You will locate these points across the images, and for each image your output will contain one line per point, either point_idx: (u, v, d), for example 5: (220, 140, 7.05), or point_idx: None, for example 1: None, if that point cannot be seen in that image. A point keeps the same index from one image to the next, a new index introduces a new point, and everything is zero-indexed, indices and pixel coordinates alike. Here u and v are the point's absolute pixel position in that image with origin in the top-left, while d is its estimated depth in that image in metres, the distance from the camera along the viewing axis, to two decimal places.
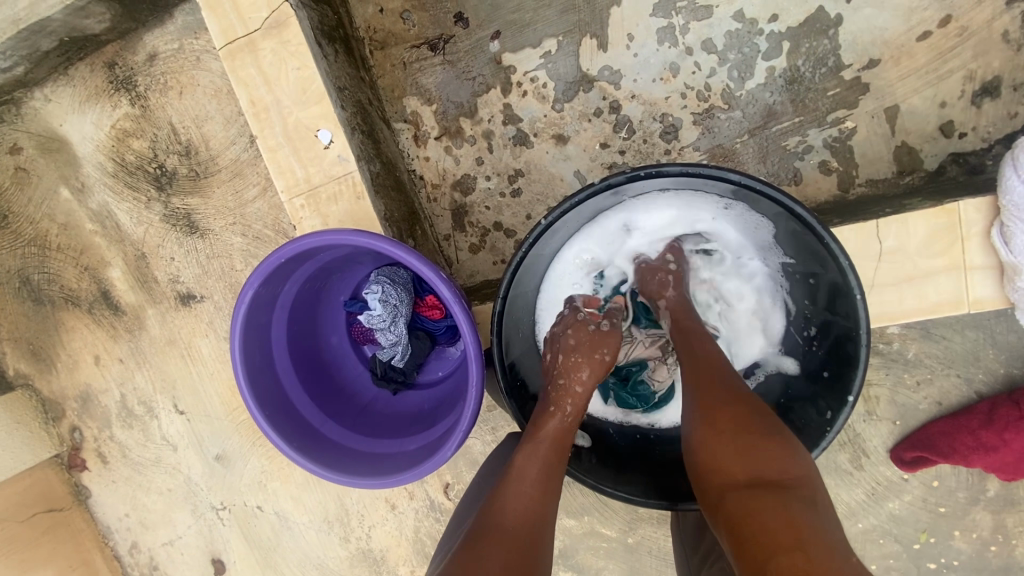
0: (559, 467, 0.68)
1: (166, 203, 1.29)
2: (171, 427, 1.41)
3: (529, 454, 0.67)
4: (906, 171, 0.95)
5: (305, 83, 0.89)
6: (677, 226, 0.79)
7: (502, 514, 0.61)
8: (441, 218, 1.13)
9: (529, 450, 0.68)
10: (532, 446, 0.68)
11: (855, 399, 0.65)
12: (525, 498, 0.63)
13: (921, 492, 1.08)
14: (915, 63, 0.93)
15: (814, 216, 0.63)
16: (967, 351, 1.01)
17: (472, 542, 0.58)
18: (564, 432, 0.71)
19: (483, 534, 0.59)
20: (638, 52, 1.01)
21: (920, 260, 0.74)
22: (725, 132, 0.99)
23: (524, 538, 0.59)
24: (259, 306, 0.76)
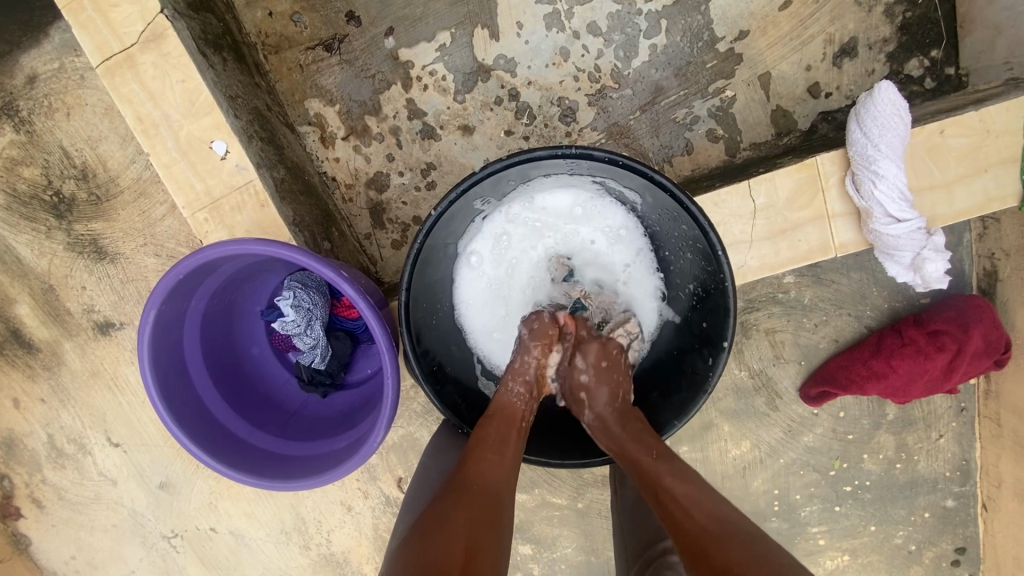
0: (517, 440, 0.74)
1: (69, 231, 1.23)
2: (107, 461, 1.36)
3: (488, 427, 0.73)
4: (784, 132, 1.03)
5: (192, 95, 0.87)
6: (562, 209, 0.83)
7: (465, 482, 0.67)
8: (359, 218, 1.14)
9: (487, 424, 0.74)
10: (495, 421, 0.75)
11: (729, 344, 0.72)
12: (493, 468, 0.69)
13: (830, 424, 1.19)
14: (780, 31, 1.01)
15: (673, 183, 0.70)
16: (855, 291, 1.11)
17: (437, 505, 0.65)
18: (515, 407, 0.77)
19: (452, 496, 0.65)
20: (529, 39, 1.04)
21: (789, 214, 0.81)
22: (619, 110, 1.04)
23: (488, 501, 0.65)
24: (166, 325, 0.76)
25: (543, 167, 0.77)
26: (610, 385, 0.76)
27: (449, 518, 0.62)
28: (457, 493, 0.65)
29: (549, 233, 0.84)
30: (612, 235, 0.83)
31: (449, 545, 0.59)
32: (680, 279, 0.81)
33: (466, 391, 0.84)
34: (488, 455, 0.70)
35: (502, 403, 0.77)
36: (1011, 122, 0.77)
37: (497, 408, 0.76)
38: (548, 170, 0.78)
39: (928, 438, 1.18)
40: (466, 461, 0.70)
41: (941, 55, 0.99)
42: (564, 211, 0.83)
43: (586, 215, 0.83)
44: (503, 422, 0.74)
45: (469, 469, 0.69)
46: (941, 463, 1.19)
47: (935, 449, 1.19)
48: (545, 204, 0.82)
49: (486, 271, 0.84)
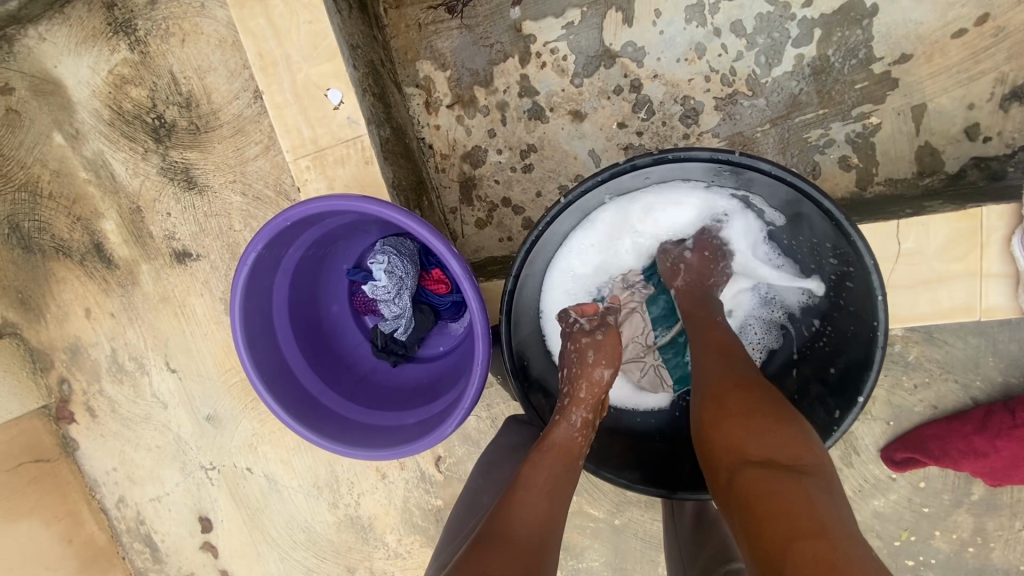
0: (566, 484, 0.68)
1: (164, 156, 1.25)
2: (162, 384, 1.39)
3: (536, 466, 0.67)
4: (927, 172, 0.94)
5: (316, 38, 0.85)
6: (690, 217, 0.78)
7: (505, 524, 0.61)
8: (448, 190, 1.10)
9: (540, 460, 0.68)
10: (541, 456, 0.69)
11: (865, 400, 0.65)
12: (536, 517, 0.62)
13: (906, 492, 1.09)
14: (948, 60, 0.90)
15: (842, 213, 0.62)
16: (968, 357, 1.01)
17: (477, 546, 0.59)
18: (572, 444, 0.71)
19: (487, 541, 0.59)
20: (664, 30, 0.97)
21: (937, 264, 0.73)
22: (747, 120, 0.97)
23: (527, 553, 0.59)
24: (261, 270, 0.74)
25: (687, 169, 0.71)
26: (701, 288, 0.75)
27: (482, 564, 0.56)
28: (494, 539, 0.59)
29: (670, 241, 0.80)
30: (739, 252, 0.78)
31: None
32: (808, 310, 0.76)
33: (548, 392, 0.80)
34: (532, 500, 0.64)
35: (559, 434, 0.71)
36: None
37: (551, 444, 0.70)
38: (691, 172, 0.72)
39: (1014, 528, 1.08)
40: (508, 501, 0.64)
41: None
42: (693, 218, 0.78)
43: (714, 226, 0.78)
44: (559, 459, 0.69)
45: (510, 512, 0.62)
46: (1023, 558, 1.09)
47: (1020, 542, 1.08)
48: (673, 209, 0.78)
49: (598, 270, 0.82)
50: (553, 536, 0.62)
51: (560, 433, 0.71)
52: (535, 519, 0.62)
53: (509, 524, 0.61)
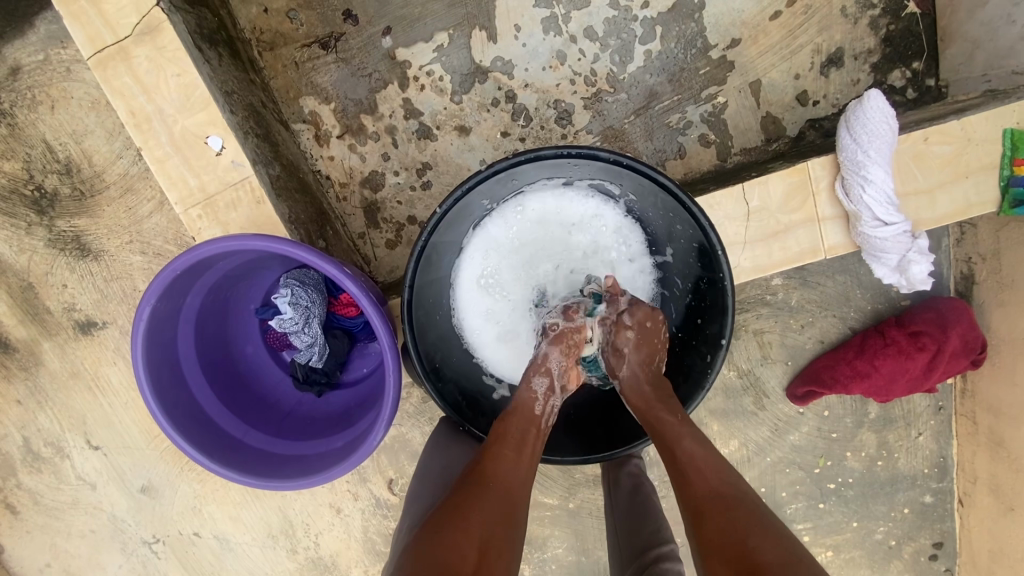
0: (535, 439, 0.75)
1: (50, 227, 1.20)
2: (87, 464, 1.32)
3: (506, 424, 0.74)
4: (773, 138, 1.06)
5: (187, 90, 0.86)
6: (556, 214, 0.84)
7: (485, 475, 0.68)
8: (353, 217, 1.13)
9: (508, 422, 0.75)
10: (512, 418, 0.75)
11: (728, 341, 0.75)
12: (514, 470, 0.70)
13: (814, 422, 1.22)
14: (770, 40, 1.04)
15: (674, 184, 0.73)
16: (840, 293, 1.15)
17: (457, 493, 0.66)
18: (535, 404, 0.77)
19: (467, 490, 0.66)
20: (526, 42, 1.05)
21: (782, 216, 0.84)
22: (614, 114, 1.06)
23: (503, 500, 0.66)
24: (161, 322, 0.74)
25: (542, 169, 0.79)
26: (648, 348, 0.78)
27: (464, 509, 0.63)
28: (473, 487, 0.66)
29: (542, 241, 0.85)
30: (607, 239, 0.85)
31: (465, 537, 0.60)
32: (671, 277, 0.84)
33: (468, 389, 0.85)
34: (504, 453, 0.71)
35: (525, 397, 0.77)
36: (990, 131, 0.80)
37: (517, 406, 0.77)
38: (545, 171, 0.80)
39: (907, 436, 1.22)
40: (483, 456, 0.71)
41: (923, 66, 1.03)
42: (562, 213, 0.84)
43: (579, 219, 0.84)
44: (523, 420, 0.75)
45: (486, 465, 0.70)
46: (920, 460, 1.23)
47: (915, 447, 1.23)
48: (539, 210, 0.84)
49: (484, 281, 0.85)
50: (526, 482, 0.70)
51: (527, 395, 0.77)
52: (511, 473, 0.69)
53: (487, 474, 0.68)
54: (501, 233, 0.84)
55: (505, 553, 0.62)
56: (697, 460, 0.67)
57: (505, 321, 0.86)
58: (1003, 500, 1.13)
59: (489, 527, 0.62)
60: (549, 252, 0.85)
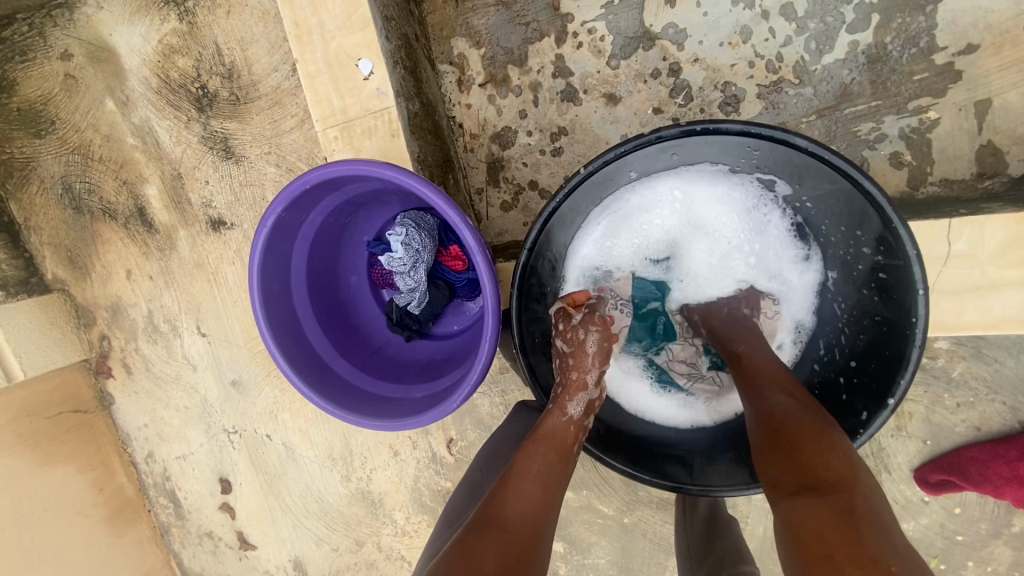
0: (561, 472, 0.66)
1: (205, 125, 1.28)
2: (193, 347, 1.44)
3: (527, 456, 0.66)
4: (988, 174, 0.86)
5: (351, 8, 0.85)
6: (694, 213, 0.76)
7: (500, 518, 0.59)
8: (476, 170, 1.09)
9: (530, 451, 0.66)
10: (532, 445, 0.67)
11: (897, 403, 0.63)
12: (535, 506, 0.61)
13: (939, 517, 1.02)
14: (1021, 52, 0.83)
15: (886, 196, 0.60)
16: (1021, 378, 0.94)
17: (467, 535, 0.58)
18: (565, 433, 0.69)
19: (480, 527, 0.58)
20: (709, 11, 0.93)
21: (990, 270, 0.67)
22: (791, 110, 0.91)
23: (519, 543, 0.57)
24: (280, 233, 0.75)
25: (704, 149, 0.70)
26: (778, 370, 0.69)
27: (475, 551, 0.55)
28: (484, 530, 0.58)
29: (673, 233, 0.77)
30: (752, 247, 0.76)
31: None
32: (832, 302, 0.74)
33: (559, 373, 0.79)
34: (526, 488, 0.62)
35: (557, 424, 0.69)
36: None
37: (541, 435, 0.68)
38: (700, 155, 0.71)
39: None
40: (498, 491, 0.63)
41: None
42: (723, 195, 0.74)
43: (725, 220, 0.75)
44: (548, 450, 0.66)
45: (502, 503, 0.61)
46: None
47: None
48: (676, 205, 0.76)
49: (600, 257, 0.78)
50: (550, 521, 0.62)
51: (560, 420, 0.69)
52: (527, 512, 0.60)
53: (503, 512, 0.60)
54: (648, 203, 0.75)
55: None
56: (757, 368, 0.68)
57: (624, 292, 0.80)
58: None
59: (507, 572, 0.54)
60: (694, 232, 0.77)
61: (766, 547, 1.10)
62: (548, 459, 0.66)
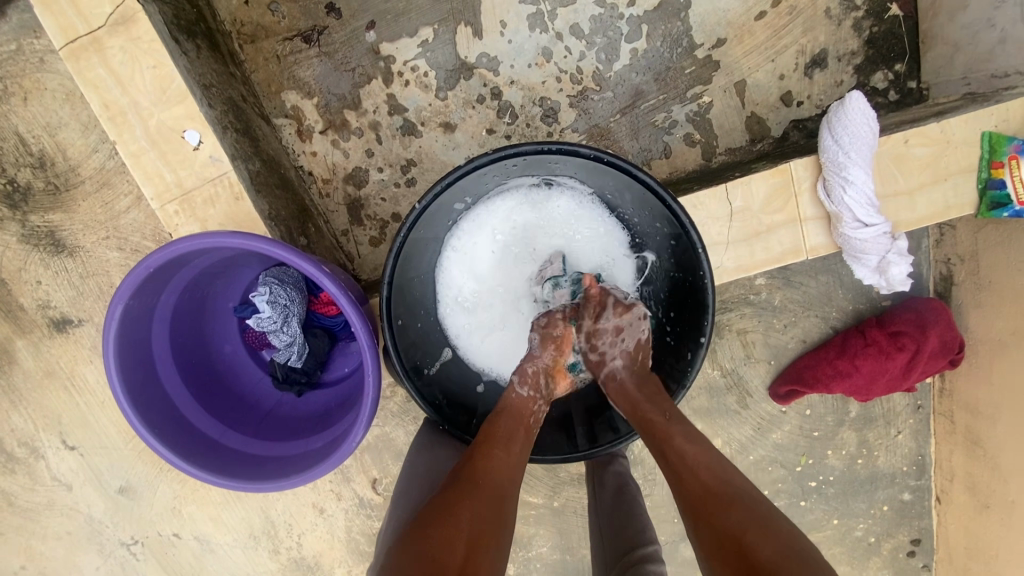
0: (525, 437, 0.75)
1: (24, 222, 1.17)
2: (62, 465, 1.29)
3: (495, 421, 0.75)
4: (758, 139, 1.07)
5: (163, 82, 0.84)
6: (493, 238, 0.84)
7: (475, 472, 0.68)
8: (336, 214, 1.12)
9: (498, 419, 0.75)
10: (499, 415, 0.76)
11: (707, 340, 0.75)
12: (508, 470, 0.70)
13: (796, 421, 1.22)
14: (755, 41, 1.04)
15: (655, 181, 0.73)
16: (822, 293, 1.16)
17: (448, 492, 0.65)
18: (525, 407, 0.77)
19: (462, 488, 0.66)
20: (512, 38, 1.04)
21: (763, 217, 0.84)
22: (600, 112, 1.06)
23: (494, 491, 0.66)
24: (132, 319, 0.72)
25: (505, 169, 0.79)
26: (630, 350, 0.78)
27: (454, 509, 0.63)
28: (463, 483, 0.66)
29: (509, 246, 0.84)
30: (560, 248, 0.84)
31: (458, 533, 0.60)
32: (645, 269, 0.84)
33: (446, 386, 0.84)
34: (498, 450, 0.71)
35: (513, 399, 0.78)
36: (969, 133, 0.81)
37: (506, 409, 0.77)
38: (504, 173, 0.79)
39: (887, 434, 1.23)
40: (474, 454, 0.71)
41: (904, 68, 1.03)
42: (541, 203, 0.83)
43: (525, 235, 0.84)
44: (512, 420, 0.75)
45: (478, 463, 0.69)
46: (899, 458, 1.24)
47: (895, 445, 1.24)
48: (476, 238, 0.83)
49: (451, 281, 0.84)
50: (517, 479, 0.70)
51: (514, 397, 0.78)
52: (504, 471, 0.69)
53: (478, 470, 0.68)
54: (483, 222, 0.83)
55: (499, 546, 0.62)
56: (688, 455, 0.66)
57: (481, 312, 0.85)
58: (979, 497, 1.15)
59: (482, 526, 0.62)
60: (524, 243, 0.84)
61: None
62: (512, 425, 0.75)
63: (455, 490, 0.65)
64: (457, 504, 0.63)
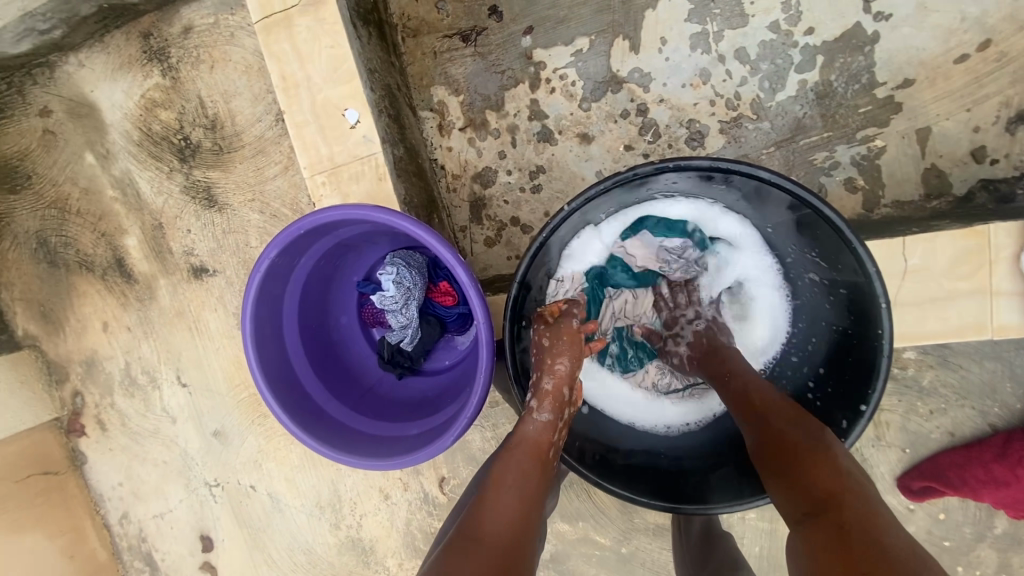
0: (538, 477, 0.67)
1: (188, 175, 1.30)
2: (172, 399, 1.41)
3: (509, 460, 0.67)
4: (934, 195, 0.94)
5: (337, 61, 0.89)
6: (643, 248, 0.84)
7: (476, 531, 0.60)
8: (459, 209, 1.13)
9: (508, 460, 0.67)
10: (509, 455, 0.68)
11: (870, 410, 0.68)
12: (506, 515, 0.62)
13: (925, 524, 1.05)
14: (950, 86, 0.92)
15: (842, 220, 0.65)
16: (986, 382, 0.99)
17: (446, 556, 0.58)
18: (538, 440, 0.70)
19: (458, 548, 0.57)
20: (670, 56, 1.01)
21: (944, 282, 0.73)
22: (752, 143, 0.99)
23: (498, 550, 0.58)
24: (273, 275, 0.76)
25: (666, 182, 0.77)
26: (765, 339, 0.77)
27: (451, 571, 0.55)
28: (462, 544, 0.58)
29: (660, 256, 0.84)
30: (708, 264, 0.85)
31: None
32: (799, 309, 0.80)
33: None
34: (502, 498, 0.63)
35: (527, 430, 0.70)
36: None
37: (522, 440, 0.69)
38: (664, 187, 0.77)
39: None
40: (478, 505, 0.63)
41: None
42: (702, 220, 0.82)
43: (679, 248, 0.84)
44: (524, 456, 0.68)
45: (479, 516, 0.61)
46: None
47: None
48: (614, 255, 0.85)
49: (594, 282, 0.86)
50: (524, 532, 0.61)
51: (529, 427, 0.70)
52: (508, 523, 0.61)
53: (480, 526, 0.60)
54: (636, 229, 0.83)
55: None
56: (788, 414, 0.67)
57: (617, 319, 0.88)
58: None
59: None
60: (675, 254, 0.84)
61: (764, 568, 1.11)
62: (526, 466, 0.67)
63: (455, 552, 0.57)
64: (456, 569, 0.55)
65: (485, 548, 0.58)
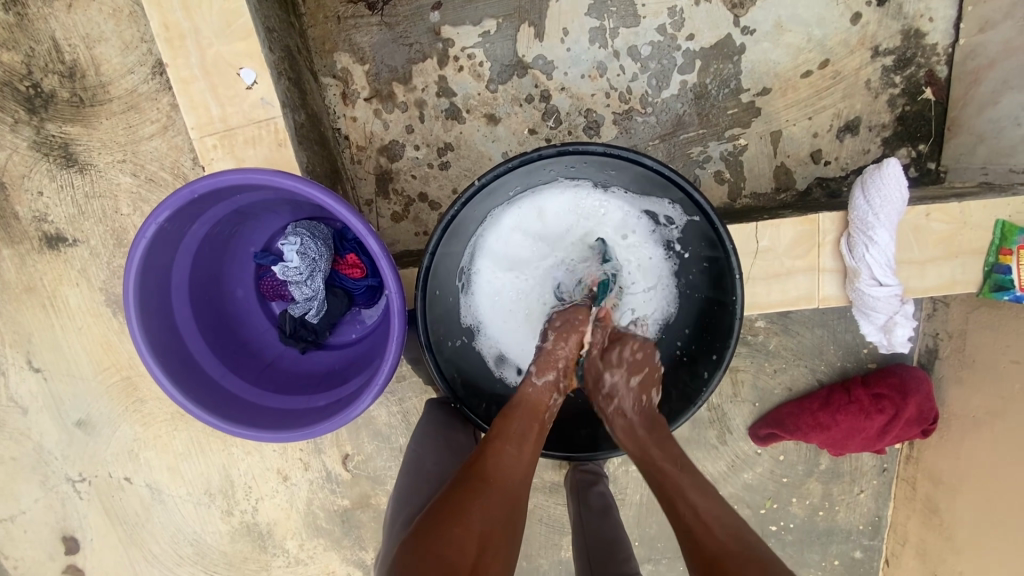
0: (537, 431, 0.77)
1: (39, 129, 1.13)
2: (22, 386, 1.24)
3: (511, 417, 0.77)
4: (783, 188, 1.11)
5: (230, 16, 0.83)
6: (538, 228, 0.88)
7: (484, 473, 0.70)
8: (364, 181, 1.11)
9: (511, 418, 0.76)
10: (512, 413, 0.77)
11: (724, 363, 0.80)
12: (511, 460, 0.73)
13: (769, 465, 1.25)
14: (798, 96, 1.09)
15: (710, 205, 0.76)
16: (816, 345, 1.20)
17: (458, 493, 0.68)
18: (536, 401, 0.79)
19: (468, 485, 0.69)
20: (571, 47, 1.07)
21: (785, 260, 0.89)
22: (641, 134, 1.09)
23: (506, 493, 0.70)
24: (160, 242, 0.71)
25: (565, 165, 0.82)
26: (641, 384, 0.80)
27: (467, 507, 0.66)
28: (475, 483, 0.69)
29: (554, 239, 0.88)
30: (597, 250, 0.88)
31: (466, 538, 0.63)
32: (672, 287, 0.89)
33: (462, 368, 0.86)
34: (508, 448, 0.73)
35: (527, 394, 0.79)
36: (985, 218, 0.86)
37: (522, 401, 0.79)
38: (563, 171, 0.83)
39: (851, 491, 1.27)
40: (485, 451, 0.73)
41: (927, 149, 1.10)
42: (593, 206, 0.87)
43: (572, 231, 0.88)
44: (526, 414, 0.77)
45: (489, 461, 0.72)
46: (857, 516, 1.28)
47: (855, 503, 1.28)
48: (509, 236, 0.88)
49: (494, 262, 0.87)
50: (524, 480, 0.73)
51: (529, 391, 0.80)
52: (512, 470, 0.72)
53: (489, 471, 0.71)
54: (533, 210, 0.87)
55: (504, 549, 0.65)
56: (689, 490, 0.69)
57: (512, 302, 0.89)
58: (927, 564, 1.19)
59: (490, 524, 0.66)
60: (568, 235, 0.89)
61: (643, 512, 1.26)
62: (527, 423, 0.77)
63: (466, 490, 0.68)
64: (465, 508, 0.66)
65: (495, 492, 0.69)
